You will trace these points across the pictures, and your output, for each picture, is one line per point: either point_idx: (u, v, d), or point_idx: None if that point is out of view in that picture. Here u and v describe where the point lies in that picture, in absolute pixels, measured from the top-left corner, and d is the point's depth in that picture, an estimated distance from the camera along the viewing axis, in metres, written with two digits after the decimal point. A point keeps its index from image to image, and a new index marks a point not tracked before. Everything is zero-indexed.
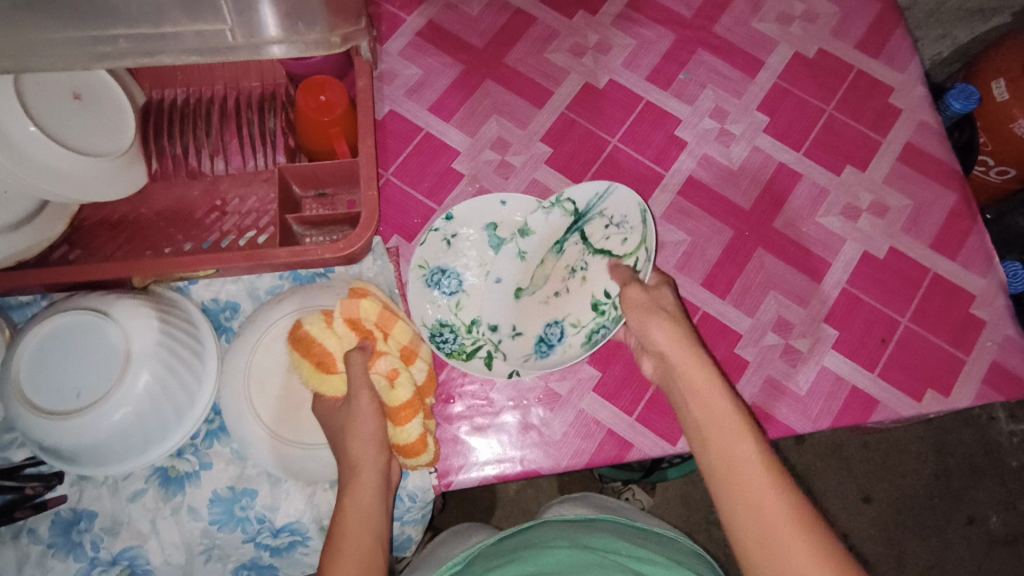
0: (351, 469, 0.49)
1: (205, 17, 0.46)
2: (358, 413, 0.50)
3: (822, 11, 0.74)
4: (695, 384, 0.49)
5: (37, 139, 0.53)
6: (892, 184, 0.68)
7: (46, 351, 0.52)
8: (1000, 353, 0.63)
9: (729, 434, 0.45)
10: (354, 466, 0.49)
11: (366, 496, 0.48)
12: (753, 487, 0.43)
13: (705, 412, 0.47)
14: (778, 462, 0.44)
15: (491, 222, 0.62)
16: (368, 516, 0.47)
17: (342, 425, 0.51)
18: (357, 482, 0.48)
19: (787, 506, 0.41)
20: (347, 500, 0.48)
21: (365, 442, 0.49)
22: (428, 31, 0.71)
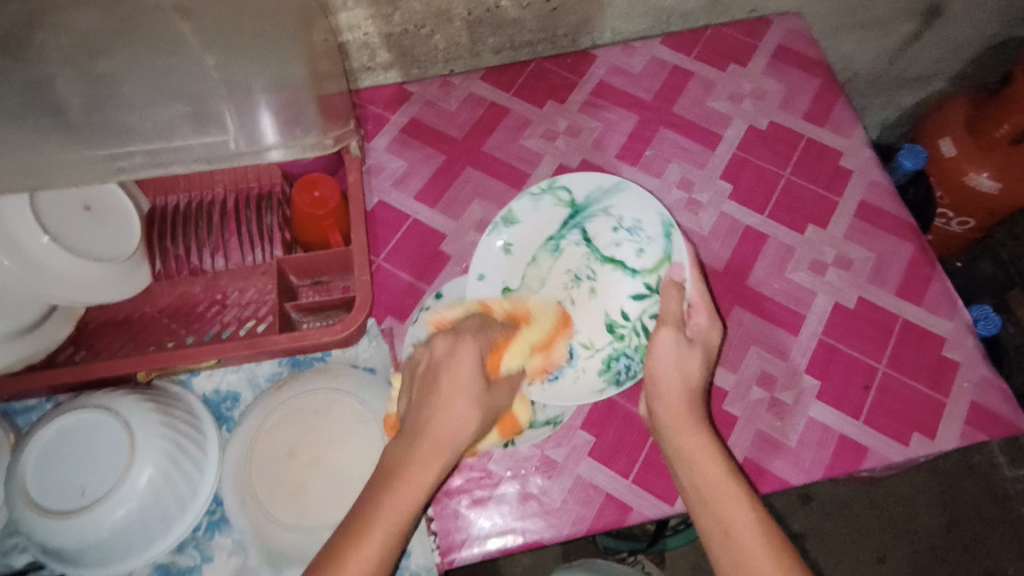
0: (424, 436, 0.51)
1: (211, 132, 0.54)
2: (455, 380, 0.55)
3: (769, 88, 0.81)
4: (698, 458, 0.53)
5: (49, 248, 0.56)
6: (852, 238, 0.73)
7: (53, 451, 0.54)
8: (978, 392, 0.65)
9: (737, 516, 0.49)
10: (435, 430, 0.52)
11: (422, 470, 0.49)
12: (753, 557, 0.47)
13: (700, 478, 0.52)
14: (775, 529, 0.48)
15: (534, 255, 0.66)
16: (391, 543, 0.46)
17: (433, 391, 0.54)
18: (404, 481, 0.49)
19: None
20: (400, 470, 0.49)
21: (448, 433, 0.52)
22: (411, 127, 0.77)
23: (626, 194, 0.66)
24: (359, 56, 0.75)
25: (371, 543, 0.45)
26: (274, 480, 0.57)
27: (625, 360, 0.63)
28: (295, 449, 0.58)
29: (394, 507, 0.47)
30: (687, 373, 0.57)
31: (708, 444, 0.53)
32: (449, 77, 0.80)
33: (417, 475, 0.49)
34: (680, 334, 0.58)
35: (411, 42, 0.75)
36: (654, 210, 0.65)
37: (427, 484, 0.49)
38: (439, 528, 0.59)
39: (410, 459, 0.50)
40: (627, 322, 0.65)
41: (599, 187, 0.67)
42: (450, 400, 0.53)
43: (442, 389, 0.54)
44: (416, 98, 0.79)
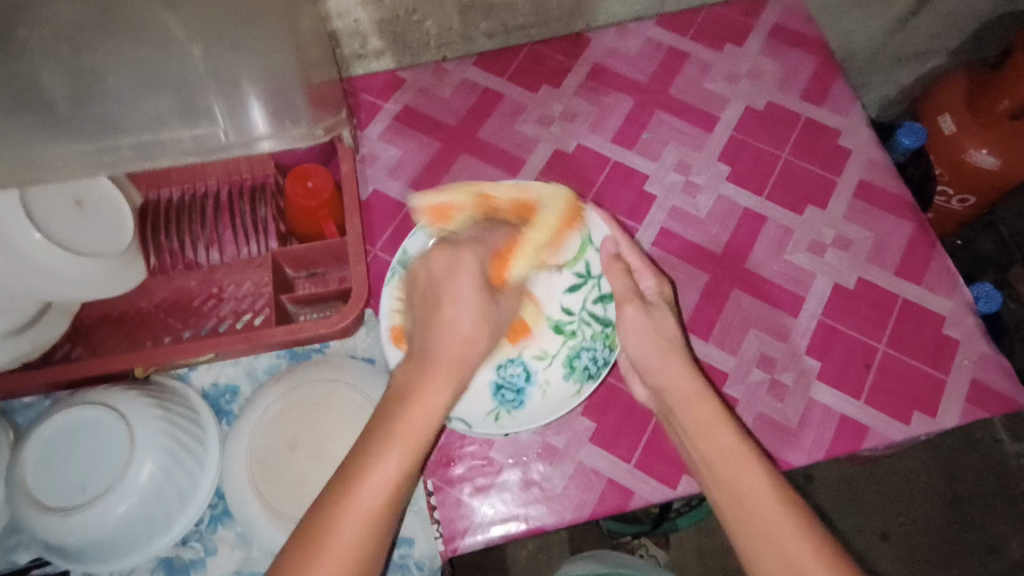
0: (434, 356, 0.52)
1: (200, 123, 0.55)
2: (456, 287, 0.57)
3: (766, 68, 0.80)
4: (705, 427, 0.54)
5: (42, 245, 0.56)
6: (852, 218, 0.72)
7: (51, 449, 0.54)
8: (978, 370, 0.65)
9: (747, 481, 0.50)
10: (441, 349, 0.53)
11: (434, 395, 0.50)
12: (771, 517, 0.49)
13: (714, 446, 0.53)
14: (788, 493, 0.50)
15: None
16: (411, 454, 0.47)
17: (435, 297, 0.57)
18: (426, 386, 0.50)
19: (804, 543, 0.47)
20: (411, 393, 0.50)
21: (454, 336, 0.54)
22: (405, 115, 0.76)
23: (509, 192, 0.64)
24: (351, 43, 0.73)
25: (393, 460, 0.46)
26: (276, 472, 0.57)
27: (587, 355, 0.61)
28: (296, 440, 0.58)
29: (409, 436, 0.47)
30: (661, 331, 0.59)
31: (718, 415, 0.54)
32: (442, 63, 0.79)
33: (433, 386, 0.50)
34: (645, 306, 0.60)
35: (402, 29, 0.74)
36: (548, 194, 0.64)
37: (433, 411, 0.49)
38: (441, 517, 0.59)
39: (426, 378, 0.51)
40: (571, 317, 0.63)
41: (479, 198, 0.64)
42: (451, 315, 0.55)
43: (444, 309, 0.56)
44: (409, 85, 0.78)
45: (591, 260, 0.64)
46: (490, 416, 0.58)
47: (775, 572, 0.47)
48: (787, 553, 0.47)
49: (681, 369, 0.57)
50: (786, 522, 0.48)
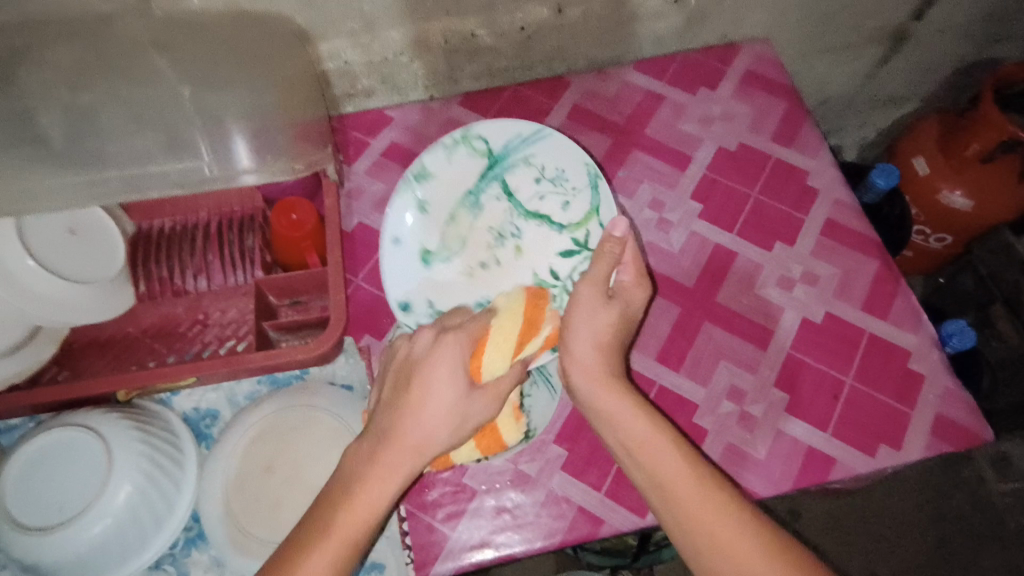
0: (395, 441, 0.48)
1: (186, 157, 0.59)
2: (435, 356, 0.51)
3: (738, 111, 0.84)
4: (625, 425, 0.53)
5: (35, 271, 0.58)
6: (820, 255, 0.75)
7: (32, 470, 0.55)
8: (942, 404, 0.67)
9: (670, 471, 0.50)
10: (407, 433, 0.48)
11: (378, 487, 0.47)
12: (682, 490, 0.49)
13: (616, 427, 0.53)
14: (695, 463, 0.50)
15: (425, 201, 0.69)
16: (365, 520, 0.46)
17: (396, 407, 0.50)
18: (383, 453, 0.48)
19: (717, 512, 0.48)
20: (355, 483, 0.47)
21: (411, 419, 0.49)
22: (391, 151, 0.79)
23: (548, 141, 0.69)
24: (342, 83, 0.77)
25: (322, 557, 0.44)
26: (252, 495, 0.58)
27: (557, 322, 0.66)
28: (271, 464, 0.59)
29: (354, 516, 0.46)
30: (597, 336, 0.55)
31: (629, 401, 0.54)
32: (429, 102, 0.82)
33: (384, 469, 0.47)
34: (598, 300, 0.56)
35: (390, 70, 0.77)
36: (581, 160, 0.68)
37: (378, 504, 0.47)
38: (413, 542, 0.59)
39: (378, 457, 0.48)
40: (557, 281, 0.68)
41: (519, 136, 0.69)
42: (425, 405, 0.49)
43: (413, 390, 0.50)
44: (397, 122, 0.81)
45: (591, 229, 0.67)
46: None
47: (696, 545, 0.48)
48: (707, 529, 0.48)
49: (591, 355, 0.55)
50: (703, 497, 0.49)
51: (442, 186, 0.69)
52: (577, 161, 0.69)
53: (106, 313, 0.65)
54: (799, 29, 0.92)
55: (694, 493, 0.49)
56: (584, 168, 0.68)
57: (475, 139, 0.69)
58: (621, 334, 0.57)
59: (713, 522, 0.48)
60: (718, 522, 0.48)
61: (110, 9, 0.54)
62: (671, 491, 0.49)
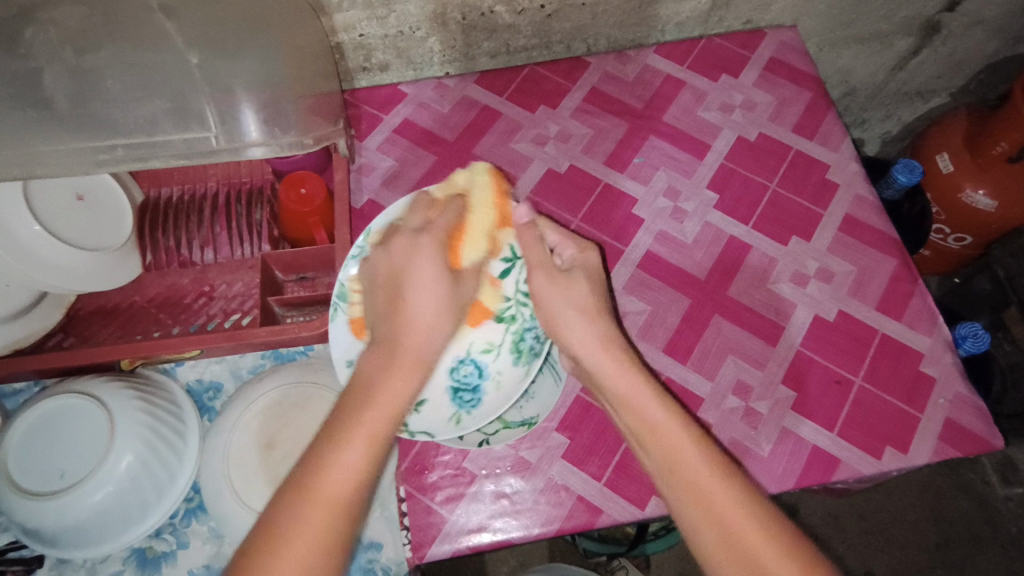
0: (401, 340, 0.48)
1: (192, 128, 0.57)
2: (419, 256, 0.52)
3: (760, 100, 0.82)
4: (633, 403, 0.52)
5: (41, 236, 0.58)
6: (836, 252, 0.73)
7: (34, 435, 0.55)
8: (953, 409, 0.65)
9: (684, 457, 0.48)
10: (407, 337, 0.48)
11: (401, 382, 0.46)
12: (703, 485, 0.47)
13: (636, 411, 0.51)
14: (712, 451, 0.49)
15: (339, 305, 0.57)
16: (384, 417, 0.44)
17: (388, 312, 0.50)
18: (392, 367, 0.47)
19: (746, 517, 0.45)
20: (372, 383, 0.46)
21: (434, 301, 0.50)
22: (403, 127, 0.78)
23: (435, 194, 0.61)
24: (355, 56, 0.76)
25: (356, 449, 0.42)
26: (252, 470, 0.58)
27: (531, 335, 0.58)
28: (273, 440, 0.59)
29: (382, 407, 0.45)
30: (575, 302, 0.56)
31: (642, 382, 0.52)
32: (444, 79, 0.81)
33: (407, 365, 0.47)
34: (552, 273, 0.57)
35: (406, 44, 0.76)
36: (468, 185, 0.61)
37: (404, 395, 0.46)
38: (411, 524, 0.60)
39: (382, 373, 0.46)
40: (508, 302, 0.57)
41: (393, 216, 0.59)
42: (414, 318, 0.49)
43: (404, 292, 0.50)
44: (411, 99, 0.79)
45: (512, 240, 0.59)
46: (451, 420, 0.56)
47: (718, 549, 0.44)
48: (729, 527, 0.45)
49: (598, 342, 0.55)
50: (728, 497, 0.46)
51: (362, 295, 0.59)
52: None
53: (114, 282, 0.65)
54: (828, 16, 0.89)
55: (710, 480, 0.47)
56: (464, 179, 0.61)
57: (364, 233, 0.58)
58: (599, 293, 0.58)
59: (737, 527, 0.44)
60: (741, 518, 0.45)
61: None
62: (683, 480, 0.47)
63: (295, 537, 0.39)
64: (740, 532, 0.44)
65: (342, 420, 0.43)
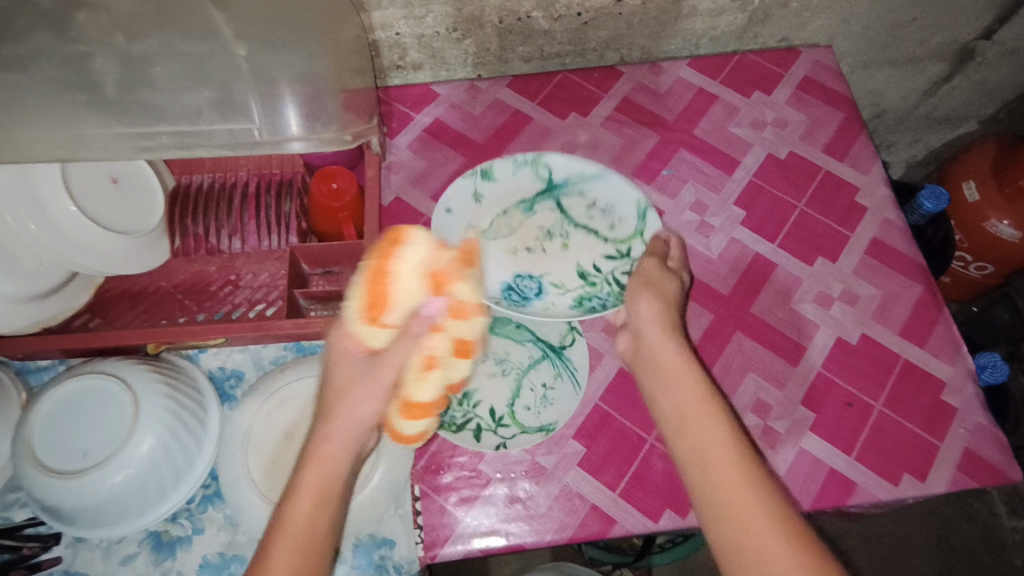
0: (317, 447, 0.46)
1: (236, 119, 0.58)
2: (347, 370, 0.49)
3: (792, 118, 0.81)
4: (680, 388, 0.50)
5: (75, 218, 0.59)
6: (861, 275, 0.73)
7: (58, 413, 0.56)
8: (972, 439, 0.65)
9: (705, 447, 0.46)
10: (324, 437, 0.46)
11: (313, 481, 0.44)
12: (724, 480, 0.44)
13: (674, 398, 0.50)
14: (748, 448, 0.46)
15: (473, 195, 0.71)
16: (304, 528, 0.43)
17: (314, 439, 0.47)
18: (304, 467, 0.45)
19: (768, 522, 0.42)
20: (290, 494, 0.44)
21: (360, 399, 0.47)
22: (434, 127, 0.78)
23: (607, 181, 0.72)
24: (390, 54, 0.76)
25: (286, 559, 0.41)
26: (271, 461, 0.58)
27: (597, 300, 0.67)
28: (292, 431, 0.59)
29: (291, 531, 0.42)
30: (659, 320, 0.56)
31: (693, 375, 0.51)
32: (477, 81, 0.81)
33: (323, 473, 0.45)
34: (658, 296, 0.58)
35: (441, 45, 0.76)
36: (631, 198, 0.71)
37: (309, 520, 0.43)
38: (424, 523, 0.60)
39: (295, 476, 0.45)
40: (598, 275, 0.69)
41: (581, 172, 0.73)
42: (360, 412, 0.47)
43: (331, 392, 0.48)
44: (443, 99, 0.80)
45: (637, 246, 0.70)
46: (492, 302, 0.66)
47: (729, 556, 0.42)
48: (745, 530, 0.42)
49: (679, 353, 0.53)
50: (750, 497, 0.43)
51: (501, 189, 0.72)
52: (629, 198, 0.71)
53: (140, 267, 0.65)
54: (863, 37, 0.89)
55: (733, 473, 0.44)
56: (632, 204, 0.71)
57: (542, 166, 0.73)
58: (671, 315, 0.57)
59: (754, 527, 0.42)
60: (761, 524, 0.42)
61: None
62: (707, 472, 0.45)
63: (285, 542, 0.42)
64: (762, 534, 0.42)
65: (282, 532, 0.42)
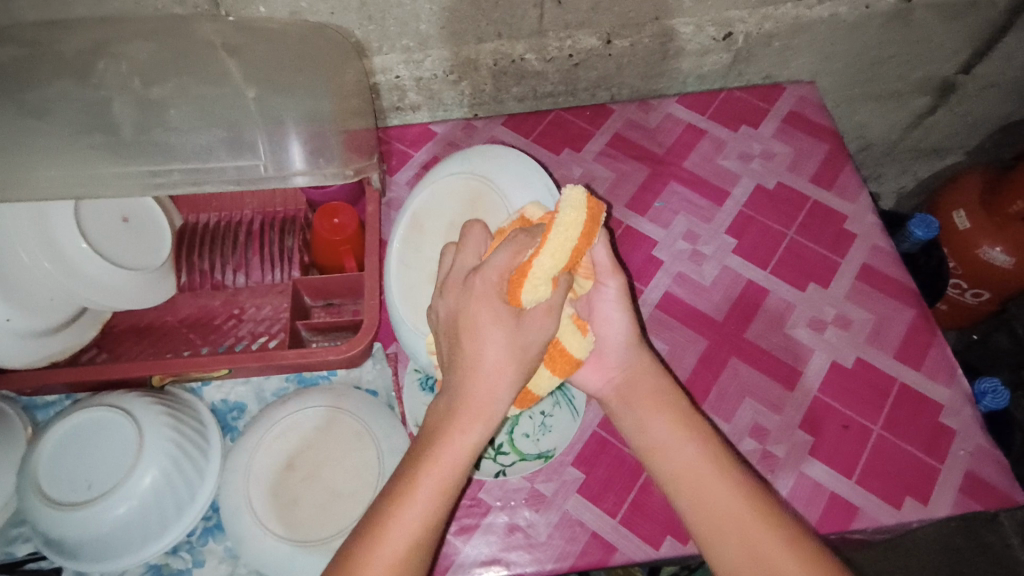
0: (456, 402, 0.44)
1: (245, 156, 0.61)
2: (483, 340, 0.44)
3: (778, 151, 0.84)
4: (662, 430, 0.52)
5: (87, 254, 0.61)
6: (853, 300, 0.74)
7: (64, 446, 0.57)
8: (973, 461, 0.65)
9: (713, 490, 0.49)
10: (470, 391, 0.44)
11: (457, 437, 0.44)
12: (730, 516, 0.48)
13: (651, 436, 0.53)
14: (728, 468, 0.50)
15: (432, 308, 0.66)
16: (453, 468, 0.43)
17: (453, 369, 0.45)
18: (455, 418, 0.44)
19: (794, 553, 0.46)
20: (435, 439, 0.44)
21: (498, 348, 0.44)
22: (432, 164, 0.81)
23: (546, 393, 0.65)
24: (390, 96, 0.79)
25: (417, 503, 0.42)
26: (270, 491, 0.59)
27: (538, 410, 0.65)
28: (293, 462, 0.60)
29: (439, 477, 0.43)
30: (639, 392, 0.55)
31: (669, 410, 0.54)
32: (473, 121, 0.84)
33: (464, 422, 0.44)
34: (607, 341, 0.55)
35: (439, 87, 0.79)
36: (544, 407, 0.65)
37: (464, 454, 0.43)
38: None
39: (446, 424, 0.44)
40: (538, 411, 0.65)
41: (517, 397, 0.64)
42: (478, 355, 0.44)
43: (467, 339, 0.44)
44: (440, 138, 0.83)
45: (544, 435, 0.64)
46: None
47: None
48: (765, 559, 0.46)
49: (631, 371, 0.56)
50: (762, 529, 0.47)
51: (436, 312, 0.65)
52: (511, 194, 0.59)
53: (151, 300, 0.68)
54: (845, 74, 0.93)
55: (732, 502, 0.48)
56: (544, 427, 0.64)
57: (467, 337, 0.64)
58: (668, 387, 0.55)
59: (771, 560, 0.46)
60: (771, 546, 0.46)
61: (184, 12, 0.60)
62: (711, 512, 0.48)
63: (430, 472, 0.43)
64: None
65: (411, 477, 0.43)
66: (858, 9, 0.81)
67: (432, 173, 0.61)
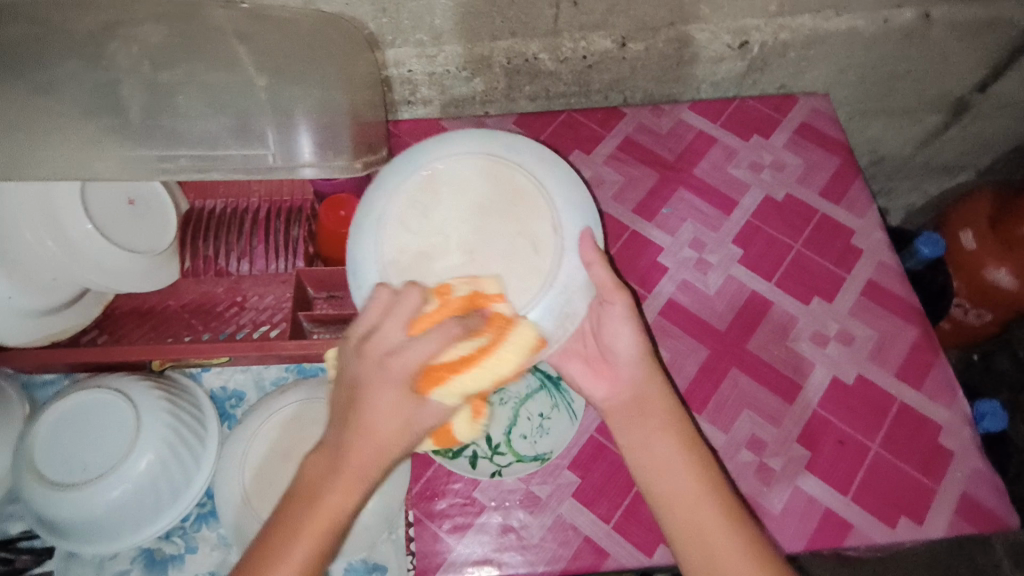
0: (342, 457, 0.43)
1: (253, 146, 0.62)
2: (376, 403, 0.43)
3: (789, 162, 0.84)
4: (656, 435, 0.53)
5: (91, 235, 0.61)
6: (857, 316, 0.74)
7: (60, 426, 0.57)
8: (970, 484, 0.65)
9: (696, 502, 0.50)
10: (353, 449, 0.43)
11: (339, 495, 0.43)
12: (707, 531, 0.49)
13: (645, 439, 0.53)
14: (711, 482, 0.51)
15: None
16: (331, 526, 0.43)
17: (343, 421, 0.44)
18: (338, 478, 0.43)
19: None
20: (317, 493, 0.43)
21: (391, 413, 0.44)
22: None
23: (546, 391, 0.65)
24: (402, 90, 0.79)
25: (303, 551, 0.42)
26: (265, 479, 0.58)
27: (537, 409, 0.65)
28: (290, 452, 0.60)
29: (319, 523, 0.43)
30: (637, 398, 0.55)
31: (665, 417, 0.54)
32: (484, 118, 0.84)
33: (350, 480, 0.43)
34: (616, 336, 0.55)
35: (452, 83, 0.79)
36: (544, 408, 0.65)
37: (344, 511, 0.43)
38: (417, 549, 0.60)
39: (329, 482, 0.43)
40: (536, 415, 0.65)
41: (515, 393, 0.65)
42: (370, 414, 0.43)
43: (360, 402, 0.43)
44: (450, 134, 0.83)
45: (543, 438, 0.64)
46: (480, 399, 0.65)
47: None
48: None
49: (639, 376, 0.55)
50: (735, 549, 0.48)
51: None
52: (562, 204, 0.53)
53: (154, 282, 0.68)
54: (860, 87, 0.92)
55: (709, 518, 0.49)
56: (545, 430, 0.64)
57: None
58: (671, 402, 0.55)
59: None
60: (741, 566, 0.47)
61: None
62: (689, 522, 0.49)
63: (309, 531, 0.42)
64: None
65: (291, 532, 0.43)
66: (876, 23, 0.80)
67: (469, 140, 0.53)
